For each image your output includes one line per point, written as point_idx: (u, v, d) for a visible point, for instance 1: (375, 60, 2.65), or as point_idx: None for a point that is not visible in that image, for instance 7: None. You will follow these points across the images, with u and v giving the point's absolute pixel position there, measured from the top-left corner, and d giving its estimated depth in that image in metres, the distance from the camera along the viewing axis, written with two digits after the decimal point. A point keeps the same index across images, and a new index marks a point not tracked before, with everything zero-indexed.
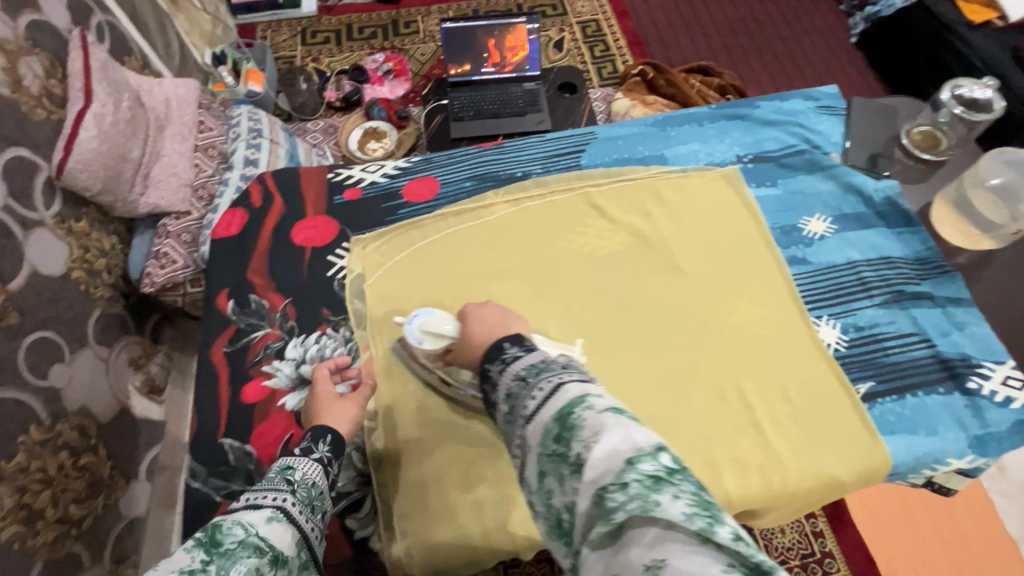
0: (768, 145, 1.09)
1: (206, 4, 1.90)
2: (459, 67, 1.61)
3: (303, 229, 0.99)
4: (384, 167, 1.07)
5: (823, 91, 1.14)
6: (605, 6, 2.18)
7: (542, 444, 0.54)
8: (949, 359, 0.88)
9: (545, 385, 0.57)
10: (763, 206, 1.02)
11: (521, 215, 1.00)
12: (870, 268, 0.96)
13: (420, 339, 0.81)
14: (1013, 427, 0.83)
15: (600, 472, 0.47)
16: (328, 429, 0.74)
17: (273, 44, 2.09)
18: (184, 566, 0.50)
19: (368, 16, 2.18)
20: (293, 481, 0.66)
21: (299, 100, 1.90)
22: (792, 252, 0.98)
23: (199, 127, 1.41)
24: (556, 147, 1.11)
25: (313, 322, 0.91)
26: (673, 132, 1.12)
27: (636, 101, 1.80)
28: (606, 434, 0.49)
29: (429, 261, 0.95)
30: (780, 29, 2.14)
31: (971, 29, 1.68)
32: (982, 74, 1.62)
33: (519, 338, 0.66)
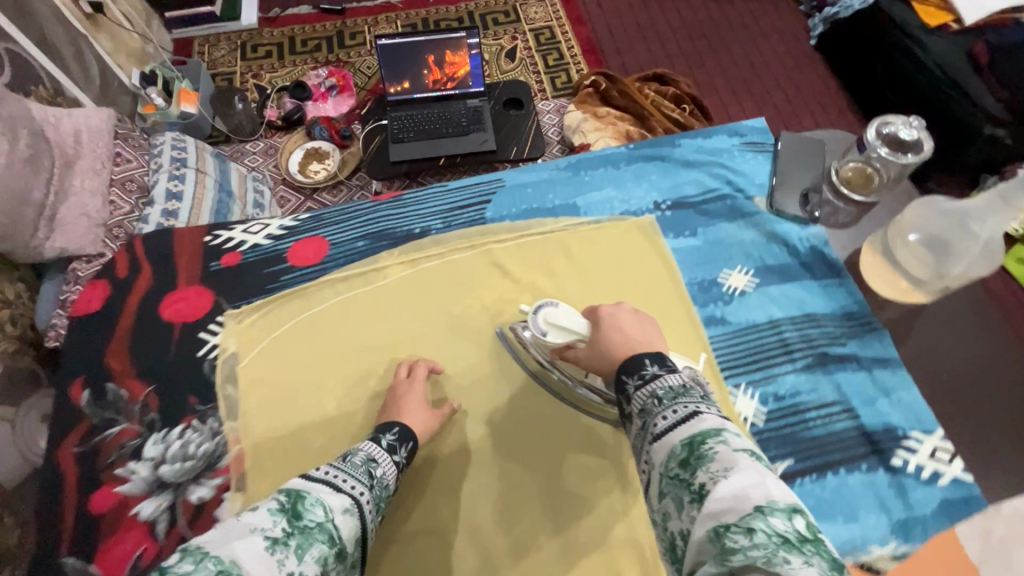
0: (687, 189, 1.05)
1: (134, 20, 1.80)
2: (398, 85, 1.54)
3: (173, 303, 0.93)
4: (270, 228, 1.01)
5: (747, 127, 1.12)
6: (559, 12, 2.11)
7: (666, 465, 0.56)
8: (873, 433, 0.84)
9: (680, 410, 0.59)
10: (680, 260, 0.98)
11: (418, 278, 0.96)
12: (792, 326, 0.92)
13: (544, 330, 0.79)
14: (938, 508, 0.79)
15: (723, 509, 0.48)
16: (413, 437, 0.76)
17: (210, 60, 1.99)
18: (269, 530, 0.54)
19: (312, 27, 2.08)
20: (374, 477, 0.68)
21: (234, 120, 1.81)
22: (709, 311, 0.93)
23: (115, 160, 1.33)
24: (460, 198, 1.06)
25: (178, 413, 0.84)
26: (586, 176, 1.08)
27: (588, 114, 1.73)
28: (736, 475, 0.50)
29: (318, 337, 0.90)
30: (738, 32, 2.08)
31: (927, 32, 1.63)
32: (939, 82, 1.58)
33: (661, 359, 0.67)
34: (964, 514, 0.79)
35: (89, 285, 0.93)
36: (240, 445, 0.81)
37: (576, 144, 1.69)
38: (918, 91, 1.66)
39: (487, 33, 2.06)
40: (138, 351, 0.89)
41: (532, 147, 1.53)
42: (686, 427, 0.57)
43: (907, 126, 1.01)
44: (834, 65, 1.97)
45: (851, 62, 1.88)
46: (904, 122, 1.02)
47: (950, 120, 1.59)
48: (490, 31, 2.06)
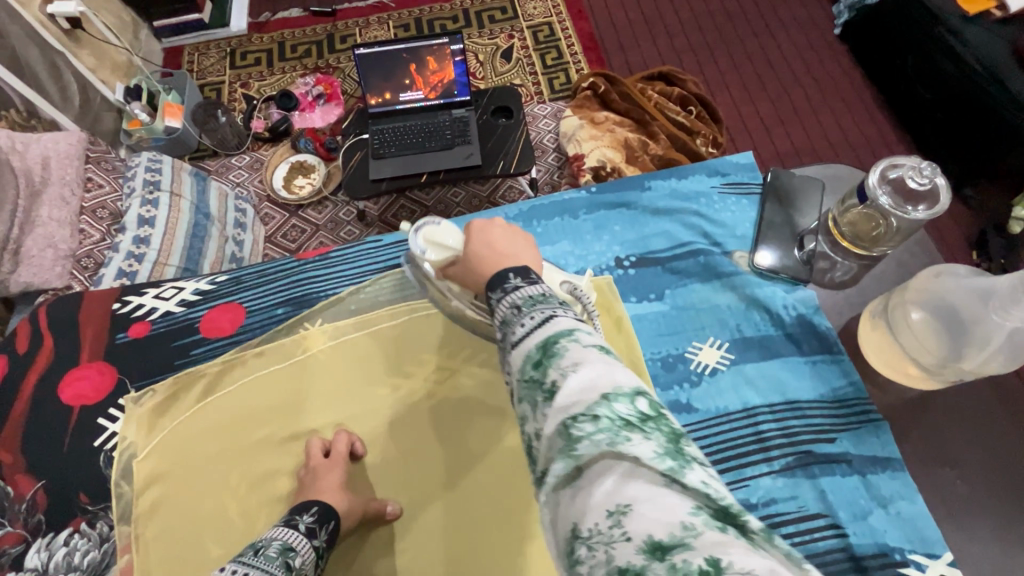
0: (654, 243, 0.96)
1: (119, 32, 1.76)
2: (379, 96, 1.45)
3: (71, 382, 0.85)
4: (184, 292, 0.94)
5: (731, 164, 1.01)
6: (559, 6, 1.97)
7: (520, 369, 0.47)
8: (862, 557, 0.72)
9: (536, 314, 0.49)
10: (642, 329, 0.88)
11: (350, 354, 0.89)
12: (769, 415, 0.81)
13: (423, 249, 0.75)
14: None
15: (571, 401, 0.41)
16: (335, 517, 0.70)
17: (199, 69, 1.94)
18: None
19: (302, 31, 2.01)
20: (291, 569, 0.61)
21: (219, 134, 1.72)
22: (672, 395, 0.83)
23: (86, 186, 1.29)
24: (394, 255, 0.99)
25: (65, 516, 0.76)
26: (540, 226, 0.98)
27: (584, 120, 1.61)
28: (587, 365, 0.42)
29: (233, 423, 0.84)
30: (754, 22, 1.91)
31: (966, 21, 1.45)
32: (979, 79, 1.41)
33: (526, 272, 0.56)
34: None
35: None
36: (130, 555, 0.75)
37: (570, 154, 1.58)
38: (953, 89, 1.48)
39: (482, 32, 1.95)
40: (46, 436, 0.80)
41: (520, 161, 1.43)
42: (542, 332, 0.47)
43: (919, 172, 0.80)
44: (861, 58, 1.79)
45: (880, 55, 1.70)
46: (914, 164, 0.83)
47: (990, 122, 1.41)
48: (485, 29, 1.95)
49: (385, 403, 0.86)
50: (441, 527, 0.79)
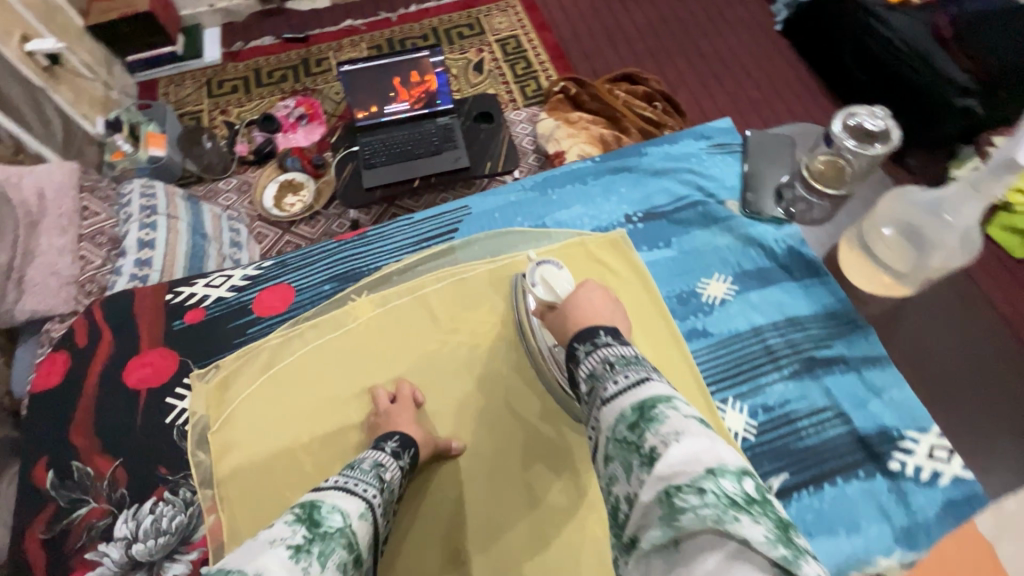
0: (657, 199, 1.04)
1: (94, 68, 1.78)
2: (365, 109, 1.52)
3: (137, 368, 0.90)
4: (233, 278, 0.98)
5: (716, 127, 1.10)
6: (523, 20, 2.10)
7: (614, 427, 0.55)
8: (868, 438, 0.81)
9: (631, 374, 0.58)
10: (655, 273, 0.96)
11: (389, 318, 0.92)
12: (776, 333, 0.90)
13: (535, 281, 0.84)
14: (942, 510, 0.76)
15: (674, 470, 0.47)
16: (414, 443, 0.74)
17: (175, 100, 1.96)
18: (288, 537, 0.49)
19: (277, 57, 2.06)
20: (384, 480, 0.65)
21: (205, 159, 1.77)
22: (690, 324, 0.91)
23: (83, 214, 1.30)
24: (426, 229, 1.03)
25: (147, 486, 0.81)
26: (554, 194, 1.06)
27: (560, 121, 1.72)
28: (686, 437, 0.49)
29: (294, 387, 0.87)
30: (703, 24, 2.08)
31: (890, 9, 1.64)
32: (906, 58, 1.58)
33: (616, 333, 0.68)
34: (969, 514, 0.76)
35: (48, 357, 0.90)
36: (217, 514, 0.78)
37: (551, 152, 1.67)
38: (885, 70, 1.65)
39: (453, 48, 2.05)
40: (121, 416, 0.86)
41: (506, 161, 1.52)
42: (637, 392, 0.56)
43: (872, 115, 0.98)
44: (802, 49, 1.96)
45: (818, 46, 1.88)
46: (866, 113, 0.98)
47: (921, 96, 1.58)
48: (456, 45, 2.05)
49: (434, 362, 0.90)
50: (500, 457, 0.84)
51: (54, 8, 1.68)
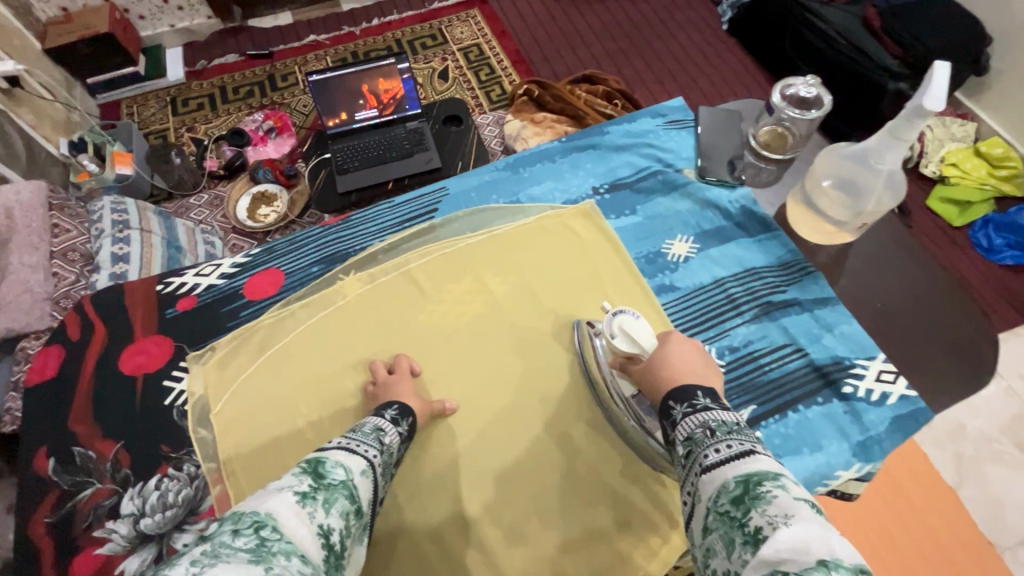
0: (622, 171, 1.10)
1: (55, 91, 1.76)
2: (336, 118, 1.56)
3: (133, 355, 0.90)
4: (221, 266, 0.99)
5: (669, 106, 1.18)
6: (484, 29, 2.17)
7: (715, 499, 0.51)
8: (824, 367, 0.87)
9: (734, 445, 0.55)
10: (623, 237, 1.01)
11: (376, 292, 0.95)
12: (736, 282, 0.96)
13: (614, 333, 0.79)
14: (891, 426, 0.82)
15: (781, 555, 0.42)
16: (412, 413, 0.77)
17: (141, 119, 1.96)
18: (295, 486, 0.53)
19: (242, 74, 2.08)
20: (384, 443, 0.68)
21: (175, 175, 1.75)
22: (659, 281, 0.97)
23: (53, 232, 1.29)
24: (407, 210, 1.07)
25: (151, 465, 0.81)
26: (526, 173, 1.11)
27: (526, 121, 1.78)
28: (798, 521, 0.44)
29: (285, 364, 0.88)
30: (655, 27, 2.19)
31: (823, 5, 1.78)
32: (842, 48, 1.72)
33: (714, 396, 0.64)
34: (914, 428, 0.82)
35: (41, 351, 0.90)
36: (223, 484, 0.80)
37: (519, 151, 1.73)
38: (823, 60, 1.78)
39: (417, 58, 2.10)
40: (117, 404, 0.86)
41: (476, 160, 1.57)
42: (741, 463, 0.52)
43: (806, 84, 1.06)
44: (748, 46, 2.09)
45: (762, 42, 2.01)
46: (802, 82, 1.06)
47: (860, 81, 1.70)
48: (420, 55, 2.11)
49: (423, 332, 0.92)
50: (492, 416, 0.86)
51: (11, 32, 1.67)
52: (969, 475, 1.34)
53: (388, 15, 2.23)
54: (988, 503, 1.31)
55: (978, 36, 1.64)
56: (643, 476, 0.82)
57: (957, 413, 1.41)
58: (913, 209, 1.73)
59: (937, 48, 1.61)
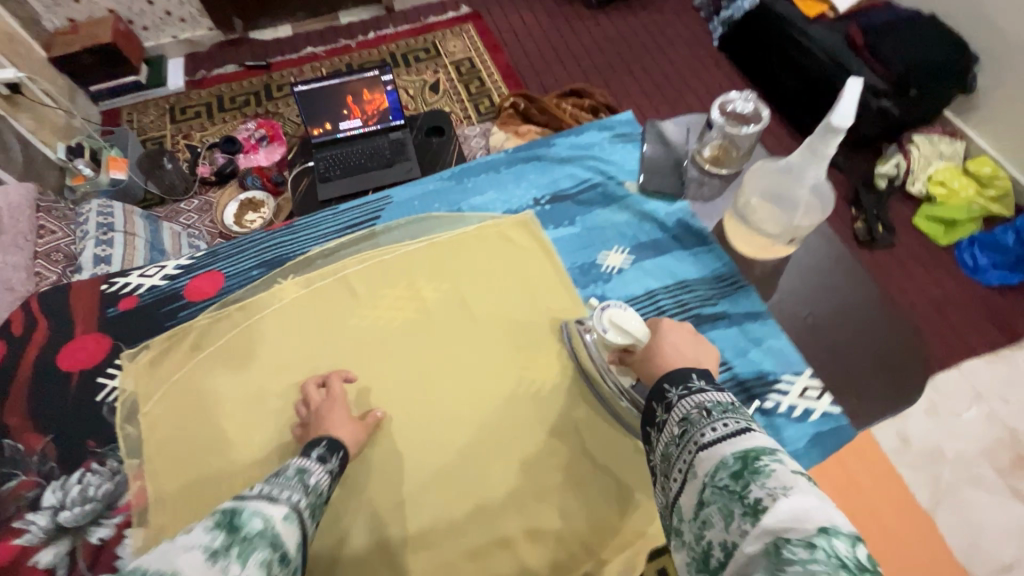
0: (563, 183, 1.10)
1: (57, 98, 1.83)
2: (320, 127, 1.59)
3: (72, 352, 0.92)
4: (165, 269, 1.02)
5: (618, 119, 1.17)
6: (476, 43, 2.21)
7: (712, 474, 0.49)
8: (747, 381, 0.87)
9: (731, 423, 0.53)
10: (560, 248, 1.01)
11: (310, 296, 0.96)
12: (666, 294, 0.96)
13: (606, 327, 0.79)
14: (810, 443, 0.82)
15: (783, 524, 0.42)
16: (343, 446, 0.75)
17: (139, 127, 2.02)
18: (205, 542, 0.49)
19: (238, 84, 2.13)
20: (309, 485, 0.65)
21: (166, 180, 1.78)
22: (590, 291, 0.96)
23: (38, 233, 1.33)
24: (350, 218, 1.07)
25: (77, 459, 0.83)
26: (469, 183, 1.11)
27: (510, 133, 1.81)
28: (799, 493, 0.43)
29: (214, 368, 0.89)
30: (646, 42, 2.21)
31: (809, 22, 1.79)
32: (826, 65, 1.72)
33: (709, 379, 0.62)
34: (831, 446, 0.82)
35: None
36: (143, 480, 0.81)
37: None
38: (808, 77, 1.78)
39: (410, 70, 2.14)
40: (55, 398, 0.88)
41: None
42: (739, 439, 0.51)
43: (743, 98, 0.99)
44: (737, 62, 2.10)
45: (751, 59, 2.02)
46: (739, 96, 1.00)
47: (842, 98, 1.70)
48: (412, 68, 2.15)
49: (356, 337, 0.92)
50: (417, 421, 0.86)
51: (15, 41, 1.74)
52: (945, 498, 1.31)
53: (384, 29, 2.28)
54: (965, 529, 1.28)
55: (962, 55, 1.64)
56: (574, 487, 0.82)
57: (934, 434, 1.38)
58: (899, 227, 1.71)
59: (919, 66, 1.61)
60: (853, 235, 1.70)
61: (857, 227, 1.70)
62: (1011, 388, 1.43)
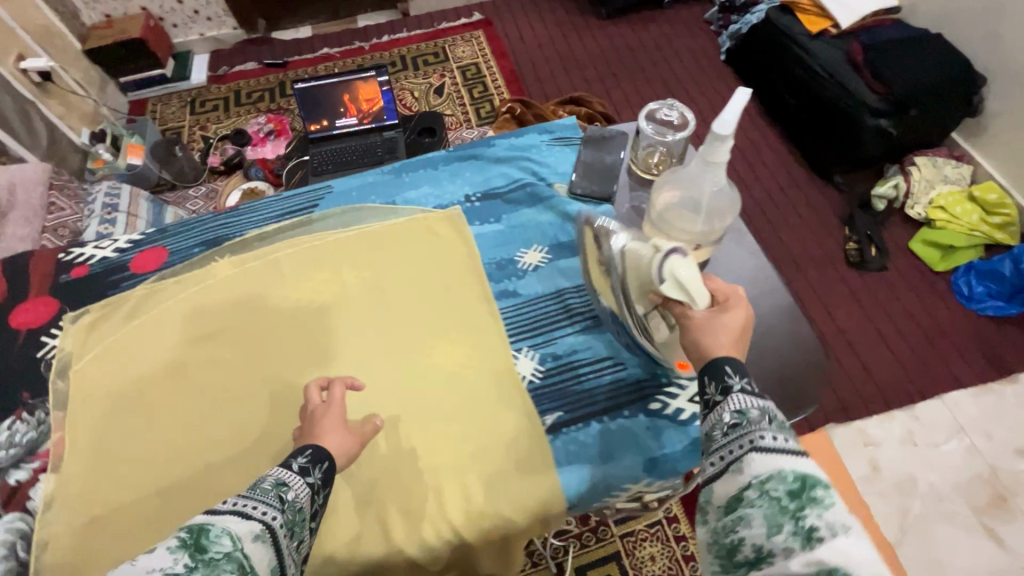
0: (496, 181, 1.02)
1: (88, 88, 1.98)
2: (318, 123, 1.65)
3: (21, 311, 0.89)
4: (118, 240, 0.97)
5: (558, 124, 1.10)
6: (484, 50, 2.26)
7: (764, 481, 0.47)
8: (640, 381, 0.78)
9: (791, 438, 0.50)
10: (480, 243, 0.93)
11: (241, 276, 0.89)
12: (576, 294, 0.87)
13: (663, 277, 0.63)
14: (690, 448, 0.73)
15: (837, 561, 0.40)
16: (328, 457, 0.63)
17: (161, 117, 2.14)
18: (166, 568, 0.44)
19: (256, 81, 2.24)
20: (286, 501, 0.56)
21: (177, 167, 1.89)
22: (502, 287, 0.88)
23: (49, 209, 1.44)
24: (292, 204, 1.00)
25: (10, 407, 0.80)
26: (407, 177, 1.03)
27: None
28: (858, 536, 0.42)
29: (123, 340, 0.83)
30: (652, 54, 2.22)
31: (811, 38, 1.77)
32: (826, 81, 1.69)
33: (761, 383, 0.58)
34: None
35: None
36: (63, 431, 0.77)
37: None
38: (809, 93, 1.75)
39: (418, 73, 2.21)
40: None
41: None
42: (799, 458, 0.48)
43: (667, 107, 0.97)
44: (742, 77, 2.08)
45: (755, 73, 2.00)
46: (662, 104, 0.98)
47: (839, 115, 1.67)
48: (420, 71, 2.21)
49: (269, 316, 0.84)
50: (273, 411, 0.76)
51: (53, 34, 1.89)
52: (912, 532, 1.26)
53: (397, 33, 2.36)
54: (931, 564, 1.22)
55: (968, 76, 1.59)
56: None
57: (908, 464, 1.33)
58: (893, 250, 1.66)
59: (918, 87, 1.57)
60: (844, 256, 1.66)
61: (849, 248, 1.66)
62: (996, 424, 1.37)
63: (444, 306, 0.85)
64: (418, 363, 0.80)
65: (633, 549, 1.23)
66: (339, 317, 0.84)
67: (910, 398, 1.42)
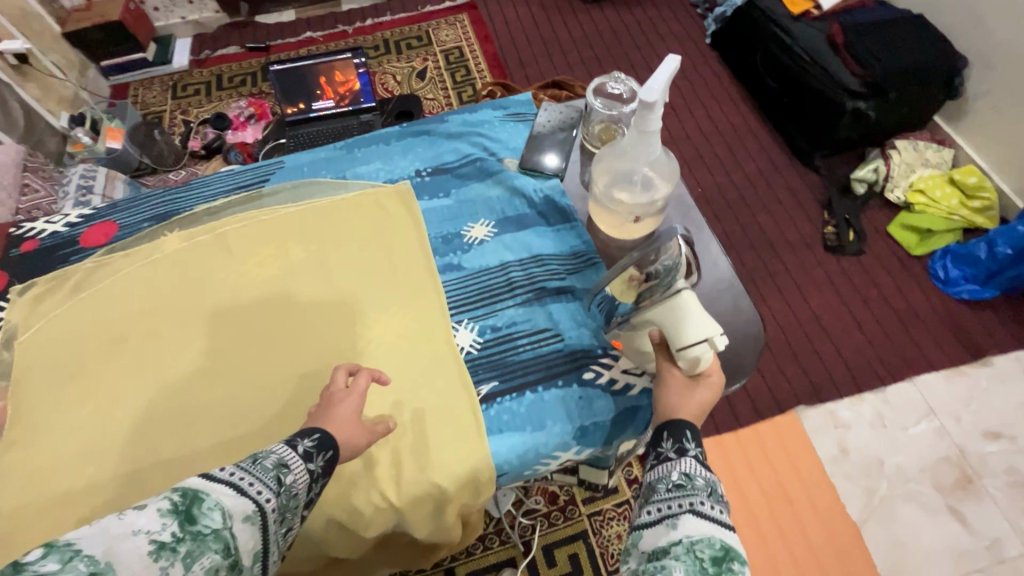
0: (447, 157, 1.03)
1: (67, 72, 1.98)
2: (295, 107, 1.65)
3: None
4: (69, 215, 0.97)
5: (513, 99, 1.10)
6: (468, 33, 2.24)
7: (693, 541, 0.48)
8: (575, 352, 0.80)
9: (726, 511, 0.52)
10: (428, 218, 0.94)
11: (189, 250, 0.89)
12: (519, 267, 0.88)
13: (689, 350, 0.64)
14: (619, 417, 0.75)
15: None
16: (334, 446, 0.61)
17: (142, 101, 2.14)
18: (151, 532, 0.42)
19: (238, 65, 2.23)
20: (283, 484, 0.53)
21: (157, 150, 1.88)
22: (446, 261, 0.89)
23: (23, 190, 1.44)
24: (243, 178, 1.00)
25: None
26: (359, 152, 1.03)
27: None
28: None
29: (69, 314, 0.84)
30: (637, 37, 2.20)
31: (794, 20, 1.75)
32: (808, 64, 1.67)
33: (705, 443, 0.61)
34: (643, 424, 0.75)
35: None
36: (5, 401, 0.78)
37: None
38: (790, 77, 1.73)
39: (401, 57, 2.19)
40: None
41: None
42: (727, 531, 0.50)
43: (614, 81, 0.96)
44: (726, 60, 2.06)
45: (738, 56, 1.98)
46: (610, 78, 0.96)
47: (821, 99, 1.66)
48: (403, 55, 2.20)
49: (224, 290, 0.85)
50: (214, 383, 0.77)
51: (31, 16, 1.88)
52: (877, 512, 1.27)
53: (381, 17, 2.34)
54: (892, 543, 1.23)
55: (952, 58, 1.57)
56: None
57: (877, 447, 1.34)
58: (871, 235, 1.66)
59: (901, 69, 1.54)
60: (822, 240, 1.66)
61: (827, 233, 1.65)
62: (966, 407, 1.37)
63: (401, 281, 0.86)
64: (371, 336, 0.80)
65: (601, 527, 1.24)
66: (295, 293, 0.85)
67: (879, 380, 1.42)
